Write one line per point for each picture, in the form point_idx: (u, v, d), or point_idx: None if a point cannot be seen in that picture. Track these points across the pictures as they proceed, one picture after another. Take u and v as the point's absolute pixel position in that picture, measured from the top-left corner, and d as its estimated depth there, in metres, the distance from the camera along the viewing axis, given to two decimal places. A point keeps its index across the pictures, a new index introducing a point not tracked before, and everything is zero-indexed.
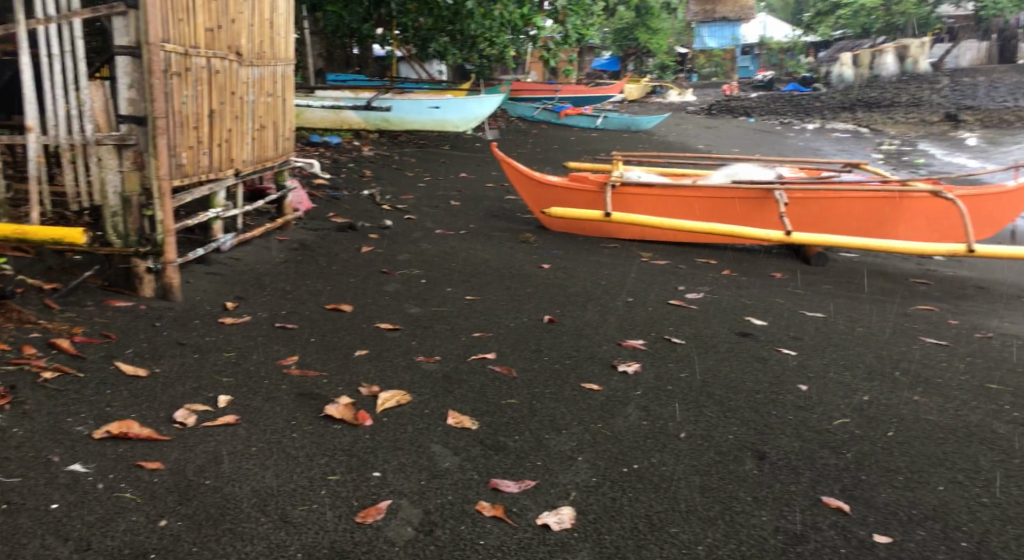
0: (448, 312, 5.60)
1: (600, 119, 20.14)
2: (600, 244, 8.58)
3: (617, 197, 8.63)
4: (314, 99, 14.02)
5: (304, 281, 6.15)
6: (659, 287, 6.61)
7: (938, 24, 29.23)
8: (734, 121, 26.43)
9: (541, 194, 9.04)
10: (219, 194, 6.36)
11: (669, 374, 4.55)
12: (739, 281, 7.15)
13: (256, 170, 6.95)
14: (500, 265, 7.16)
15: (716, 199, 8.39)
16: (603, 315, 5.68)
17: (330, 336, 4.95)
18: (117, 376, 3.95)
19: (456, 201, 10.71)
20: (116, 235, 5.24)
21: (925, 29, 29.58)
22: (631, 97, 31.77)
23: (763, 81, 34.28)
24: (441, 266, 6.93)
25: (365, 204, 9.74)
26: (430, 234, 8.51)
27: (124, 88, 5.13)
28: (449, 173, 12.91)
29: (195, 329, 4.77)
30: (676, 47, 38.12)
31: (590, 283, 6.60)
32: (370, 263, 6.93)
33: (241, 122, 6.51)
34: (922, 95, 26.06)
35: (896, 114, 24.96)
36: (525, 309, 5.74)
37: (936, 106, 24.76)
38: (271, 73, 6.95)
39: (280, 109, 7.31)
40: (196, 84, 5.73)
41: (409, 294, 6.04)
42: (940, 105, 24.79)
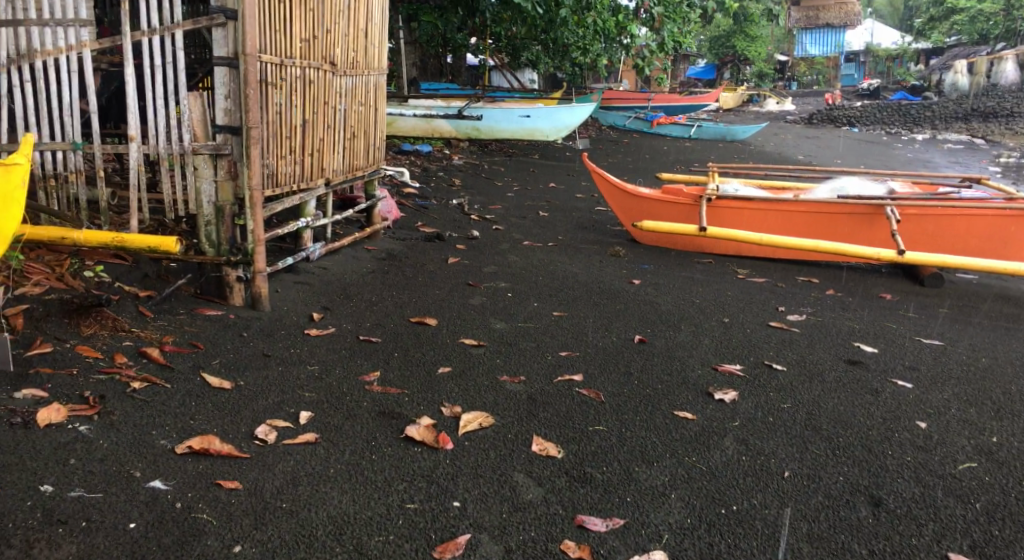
0: (535, 328, 5.46)
1: (695, 129, 19.70)
2: (694, 259, 8.31)
3: (713, 211, 8.35)
4: (408, 107, 14.11)
5: (390, 293, 6.10)
6: (757, 307, 6.32)
7: None
8: (837, 131, 25.57)
9: (633, 206, 8.81)
10: (310, 203, 6.40)
11: (768, 405, 4.30)
12: (843, 303, 6.79)
13: (346, 179, 6.96)
14: (589, 279, 6.97)
15: (820, 215, 8.05)
16: (696, 336, 5.44)
17: (414, 352, 4.86)
18: (201, 388, 3.93)
19: (545, 212, 10.58)
20: (209, 244, 5.29)
21: None
22: (728, 106, 31.09)
23: (868, 90, 33.10)
24: (529, 280, 6.79)
25: (454, 214, 9.68)
26: (519, 245, 8.38)
27: (221, 98, 5.14)
28: (539, 183, 12.77)
29: (280, 341, 4.75)
30: (776, 54, 37.14)
31: (683, 301, 6.36)
32: (457, 275, 6.85)
33: (333, 132, 6.52)
34: None
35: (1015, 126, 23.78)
36: (614, 327, 5.55)
37: None
38: (364, 82, 6.95)
39: (373, 119, 7.31)
40: (291, 94, 5.75)
41: (495, 308, 5.91)
42: None
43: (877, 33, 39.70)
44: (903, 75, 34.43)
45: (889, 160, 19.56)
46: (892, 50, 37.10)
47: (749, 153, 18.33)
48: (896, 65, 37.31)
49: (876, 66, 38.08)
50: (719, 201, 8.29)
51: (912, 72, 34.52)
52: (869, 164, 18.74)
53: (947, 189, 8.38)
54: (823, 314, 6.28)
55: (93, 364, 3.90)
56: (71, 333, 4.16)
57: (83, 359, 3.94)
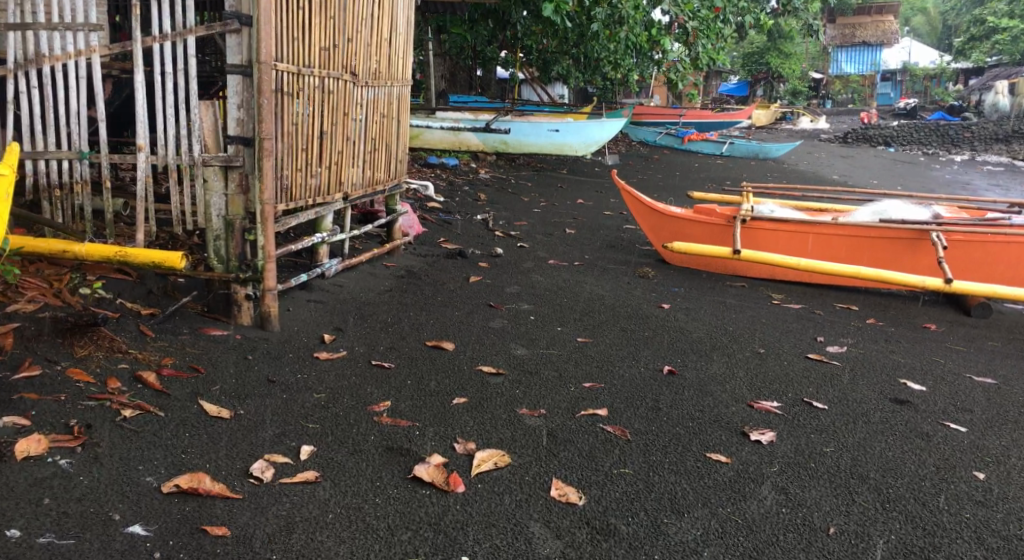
0: (557, 355, 5.16)
1: (727, 146, 19.31)
2: (727, 282, 7.97)
3: (747, 233, 8.05)
4: (435, 120, 13.97)
5: (407, 313, 5.83)
6: (793, 337, 5.99)
7: None
8: (872, 150, 25.12)
9: (664, 227, 8.50)
10: (327, 217, 6.17)
11: (809, 448, 3.98)
12: (883, 334, 6.44)
13: (366, 194, 6.71)
14: (616, 302, 6.66)
15: (859, 239, 7.74)
16: (729, 368, 5.11)
17: (428, 379, 4.57)
18: (197, 416, 3.67)
19: (572, 229, 10.28)
20: (218, 259, 5.03)
21: None
22: (760, 123, 30.65)
23: (904, 110, 32.55)
24: (554, 302, 6.51)
25: (478, 230, 9.41)
26: (544, 264, 8.08)
27: (234, 107, 4.90)
28: (566, 199, 12.46)
29: (286, 364, 4.49)
30: (810, 72, 36.58)
31: (715, 329, 6.03)
32: (478, 295, 6.57)
33: (352, 144, 6.28)
34: None
35: None
36: (641, 356, 5.24)
37: None
38: (386, 94, 6.70)
39: (396, 132, 7.06)
40: (308, 104, 5.51)
41: (517, 332, 5.62)
42: None
43: (915, 52, 38.96)
44: (940, 95, 33.74)
45: (927, 181, 19.06)
46: (930, 69, 36.39)
47: (783, 172, 17.89)
48: (933, 85, 36.61)
49: (913, 85, 37.46)
50: (753, 223, 7.99)
51: (950, 92, 33.80)
52: (907, 185, 18.33)
53: (994, 214, 8.03)
54: (864, 346, 5.94)
55: (83, 389, 3.66)
56: (64, 354, 3.92)
57: (73, 384, 3.69)
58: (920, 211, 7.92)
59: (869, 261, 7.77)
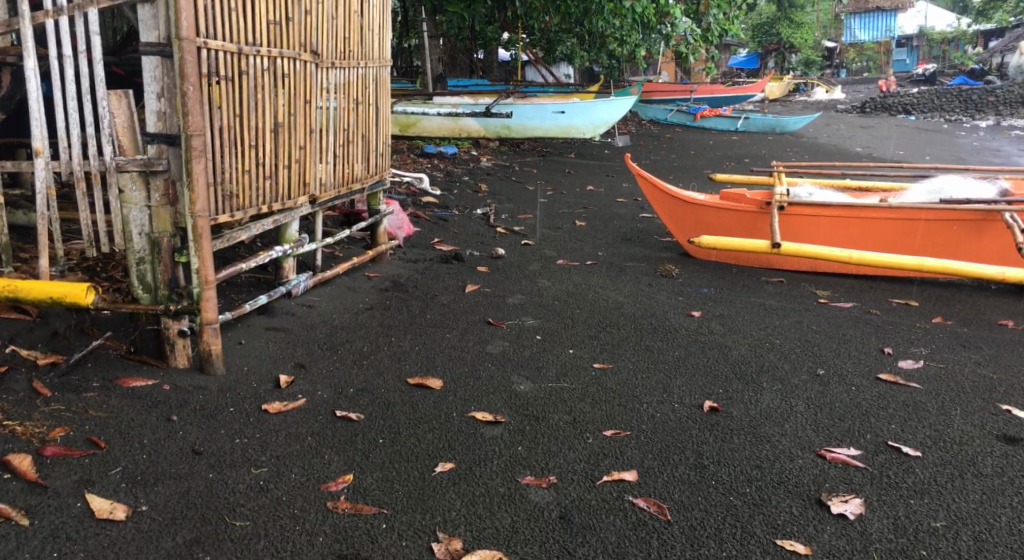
0: (571, 390, 4.17)
1: (742, 121, 18.14)
2: (759, 277, 6.98)
3: (785, 221, 7.05)
4: (432, 105, 12.90)
5: (388, 340, 4.84)
6: (852, 351, 5.00)
7: None
8: (894, 119, 23.96)
9: (687, 218, 7.47)
10: (292, 226, 5.19)
11: (912, 524, 3.09)
12: (956, 342, 5.45)
13: (338, 195, 5.69)
14: (637, 312, 5.67)
15: (914, 223, 6.76)
16: (782, 401, 4.13)
17: (407, 435, 3.57)
18: (79, 520, 2.77)
19: (581, 221, 9.29)
20: (143, 288, 3.98)
21: None
22: (774, 96, 29.59)
23: (924, 76, 31.41)
24: (564, 315, 5.54)
25: (478, 227, 8.41)
26: (551, 266, 7.08)
27: (152, 97, 3.83)
28: (575, 187, 11.45)
29: (224, 422, 3.47)
30: (823, 41, 35.34)
31: (757, 344, 5.04)
32: (476, 309, 5.60)
33: (319, 137, 5.26)
34: None
35: None
36: (673, 387, 4.26)
37: None
38: (358, 76, 5.66)
39: (374, 121, 6.05)
40: (258, 90, 4.49)
41: (521, 358, 4.64)
42: None
43: (930, 16, 37.65)
44: (960, 59, 32.44)
45: (956, 149, 17.95)
46: (947, 32, 35.09)
47: (805, 146, 16.83)
48: (951, 49, 35.27)
49: (931, 50, 36.23)
50: (791, 209, 6.99)
51: (970, 56, 32.50)
52: (937, 154, 17.21)
53: None
54: (939, 359, 4.96)
55: None
56: None
57: None
58: (986, 187, 6.91)
59: (927, 248, 6.80)
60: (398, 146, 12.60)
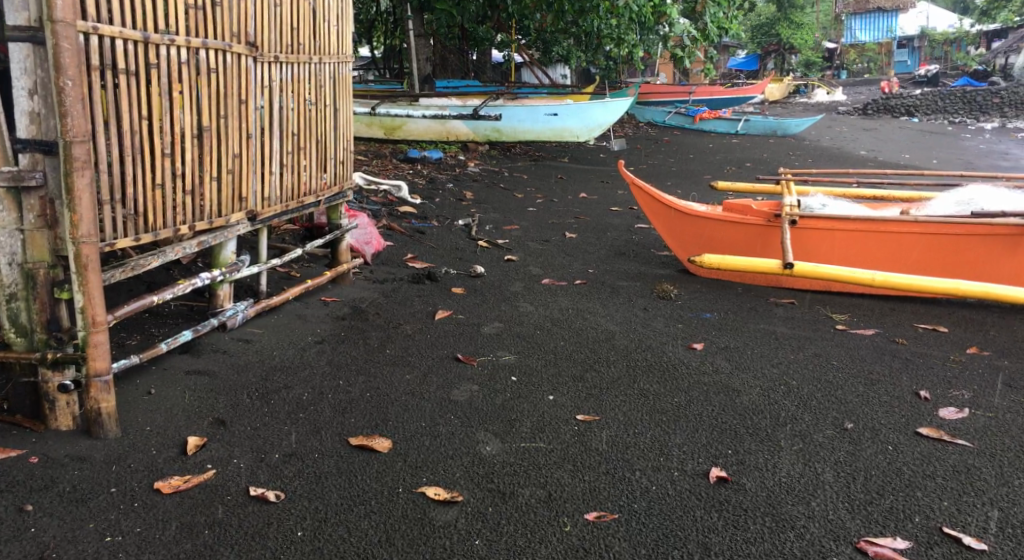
0: (548, 452, 3.39)
1: (742, 124, 17.35)
2: (767, 298, 6.26)
3: (797, 235, 6.33)
4: (417, 108, 12.13)
5: (335, 385, 3.92)
6: (882, 396, 4.29)
7: None
8: (897, 122, 23.24)
9: (688, 232, 6.71)
10: (227, 246, 4.27)
11: None
12: (999, 383, 4.78)
13: (286, 210, 4.78)
14: (631, 345, 4.92)
15: (941, 238, 6.03)
16: (804, 467, 3.39)
17: (335, 526, 2.81)
18: None
19: (572, 232, 8.56)
20: (16, 331, 3.21)
21: None
22: (774, 98, 28.94)
23: (926, 77, 30.73)
24: (547, 348, 4.81)
25: (457, 240, 7.66)
26: (536, 286, 6.34)
27: (21, 94, 3.05)
28: (567, 194, 10.71)
29: (96, 511, 2.80)
30: (823, 42, 34.61)
31: (770, 388, 4.31)
32: (446, 339, 4.85)
33: (259, 144, 4.37)
34: None
35: None
36: (671, 446, 3.52)
37: None
38: (312, 72, 4.82)
39: (330, 125, 5.16)
40: (171, 86, 3.62)
41: (492, 405, 3.87)
42: None
43: (931, 15, 36.98)
44: (963, 60, 31.72)
45: (964, 152, 17.26)
46: (948, 33, 34.32)
47: (809, 149, 16.09)
48: (953, 49, 34.55)
49: (932, 50, 35.48)
50: (804, 221, 6.26)
51: (972, 56, 31.76)
52: (944, 157, 16.50)
53: None
54: (984, 407, 4.28)
55: None
56: None
57: None
58: (1018, 197, 6.21)
59: (957, 267, 6.07)
60: (381, 151, 11.86)
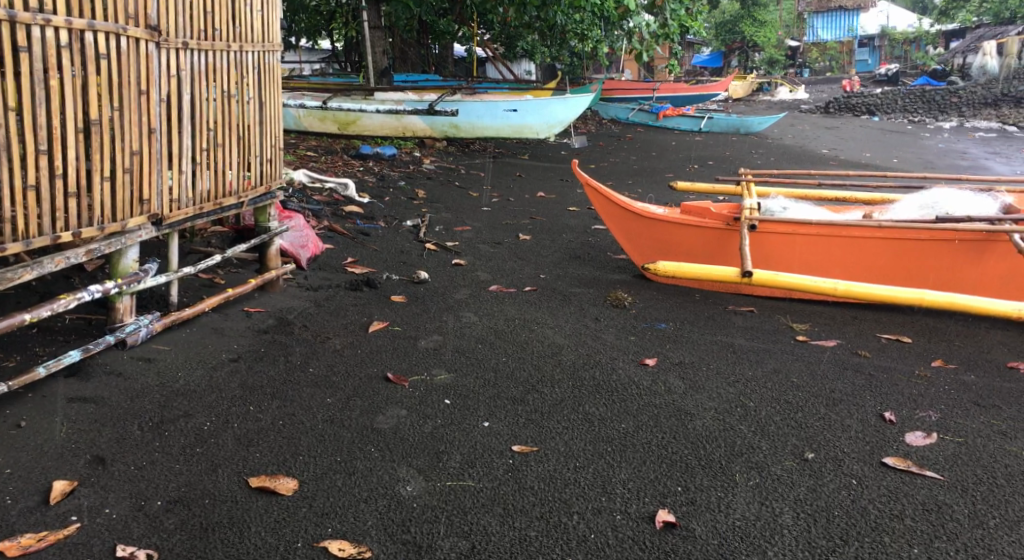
0: (477, 493, 3.05)
1: (705, 121, 17.13)
2: (726, 306, 5.94)
3: (756, 240, 6.01)
4: (373, 102, 11.62)
5: (245, 411, 3.50)
6: (845, 420, 3.98)
7: None
8: (858, 120, 23.18)
9: (645, 236, 6.37)
10: (127, 254, 3.81)
11: None
12: (966, 401, 4.50)
13: (200, 214, 4.29)
14: (578, 361, 4.57)
15: (906, 245, 5.75)
16: (761, 507, 3.09)
17: None
18: None
19: (526, 234, 8.19)
20: None
21: None
22: (737, 95, 28.88)
23: (886, 76, 30.81)
24: (488, 365, 4.42)
25: (404, 243, 7.24)
26: (483, 294, 5.95)
27: None
28: (524, 193, 10.35)
29: None
30: (785, 40, 34.62)
31: (726, 411, 3.98)
32: (377, 354, 4.44)
33: (166, 140, 3.89)
34: None
35: None
36: (615, 483, 3.18)
37: None
38: (233, 61, 4.36)
39: (257, 120, 4.67)
40: (44, 72, 3.22)
41: (419, 434, 3.48)
42: None
43: (891, 15, 37.14)
44: (922, 59, 31.88)
45: (923, 151, 17.17)
46: (908, 33, 34.43)
47: (771, 148, 15.87)
48: (913, 49, 34.75)
49: (893, 50, 35.57)
50: (765, 225, 5.94)
51: (931, 55, 31.87)
52: (904, 156, 16.38)
53: None
54: (953, 431, 3.98)
55: None
56: None
57: None
58: (986, 201, 5.91)
59: (923, 275, 5.80)
60: (332, 146, 11.40)
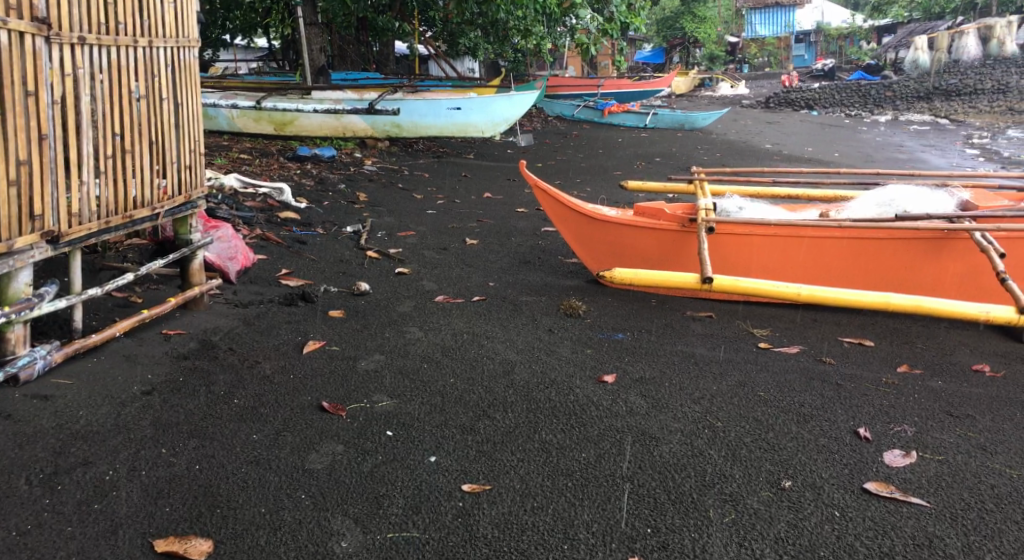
0: (424, 547, 2.78)
1: (650, 117, 16.98)
2: (684, 312, 5.67)
3: (713, 241, 5.73)
4: (312, 101, 11.19)
5: (157, 454, 3.12)
6: (818, 439, 3.70)
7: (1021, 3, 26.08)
8: (798, 115, 23.29)
9: (598, 240, 6.08)
10: (19, 276, 3.47)
11: None
12: (938, 411, 4.27)
13: (108, 228, 3.89)
14: (532, 380, 4.23)
15: (866, 243, 5.53)
16: (739, 549, 2.88)
17: None
18: None
19: (472, 238, 7.84)
20: None
21: (1004, 11, 26.44)
22: (680, 91, 28.84)
23: (823, 71, 31.10)
24: (433, 387, 4.06)
25: (343, 252, 6.83)
26: (428, 305, 5.58)
27: None
28: (469, 194, 9.99)
29: None
30: (725, 37, 34.77)
31: (693, 433, 3.68)
32: (312, 379, 4.04)
33: (61, 146, 3.54)
34: (1008, 80, 22.67)
35: (980, 106, 21.88)
36: (577, 526, 2.93)
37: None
38: (143, 59, 3.98)
39: (175, 122, 4.26)
40: None
41: (357, 475, 3.12)
42: None
43: (826, 11, 37.66)
44: (856, 54, 32.25)
45: (863, 145, 17.23)
46: (843, 28, 34.87)
47: (717, 143, 15.75)
48: (847, 44, 35.23)
49: (828, 46, 35.93)
50: (721, 227, 5.66)
51: (866, 51, 32.30)
52: (844, 150, 16.42)
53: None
54: (931, 448, 3.72)
55: None
56: None
57: None
58: (943, 198, 5.72)
59: (884, 277, 5.60)
60: (268, 148, 10.88)
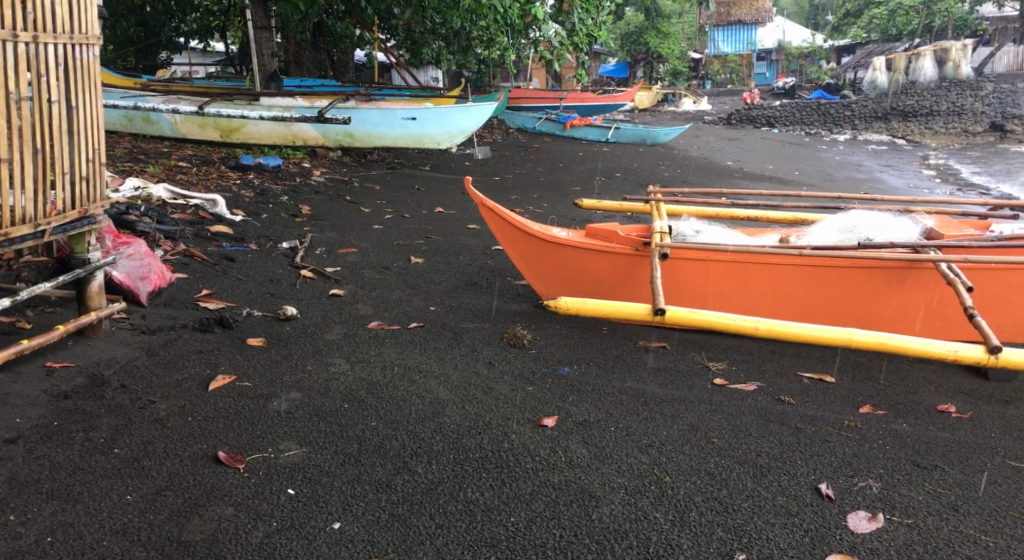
0: None
1: (612, 131, 16.68)
2: (635, 342, 5.28)
3: (667, 266, 5.33)
4: (259, 108, 10.60)
5: (2, 523, 2.85)
6: (776, 498, 3.34)
7: (977, 26, 26.28)
8: (759, 132, 23.19)
9: (549, 264, 5.67)
10: None
11: None
12: (904, 460, 3.91)
13: None
14: (464, 424, 3.80)
15: (828, 273, 5.19)
16: None
17: None
18: None
19: (417, 256, 7.40)
20: None
21: (961, 33, 26.62)
22: (643, 106, 28.73)
23: (784, 90, 31.15)
24: (350, 432, 3.61)
25: (276, 270, 6.35)
26: (359, 332, 5.13)
27: None
28: (419, 208, 9.55)
29: None
30: (688, 52, 34.71)
31: (637, 491, 3.31)
32: (213, 421, 3.57)
33: None
34: (963, 102, 22.74)
35: (936, 128, 21.90)
36: None
37: (980, 116, 21.80)
38: (25, 56, 3.50)
39: (66, 129, 3.77)
40: None
41: (243, 550, 2.83)
42: (984, 116, 21.83)
43: (788, 30, 37.81)
44: (816, 74, 32.34)
45: (823, 164, 17.09)
46: (804, 47, 34.99)
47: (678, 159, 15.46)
48: (807, 63, 35.44)
49: (789, 64, 36.06)
50: (675, 253, 5.28)
51: (825, 70, 32.39)
52: (803, 168, 16.24)
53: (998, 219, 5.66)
54: (898, 508, 3.38)
55: None
56: None
57: None
58: (907, 226, 5.39)
59: (845, 309, 5.27)
60: (210, 156, 10.35)
